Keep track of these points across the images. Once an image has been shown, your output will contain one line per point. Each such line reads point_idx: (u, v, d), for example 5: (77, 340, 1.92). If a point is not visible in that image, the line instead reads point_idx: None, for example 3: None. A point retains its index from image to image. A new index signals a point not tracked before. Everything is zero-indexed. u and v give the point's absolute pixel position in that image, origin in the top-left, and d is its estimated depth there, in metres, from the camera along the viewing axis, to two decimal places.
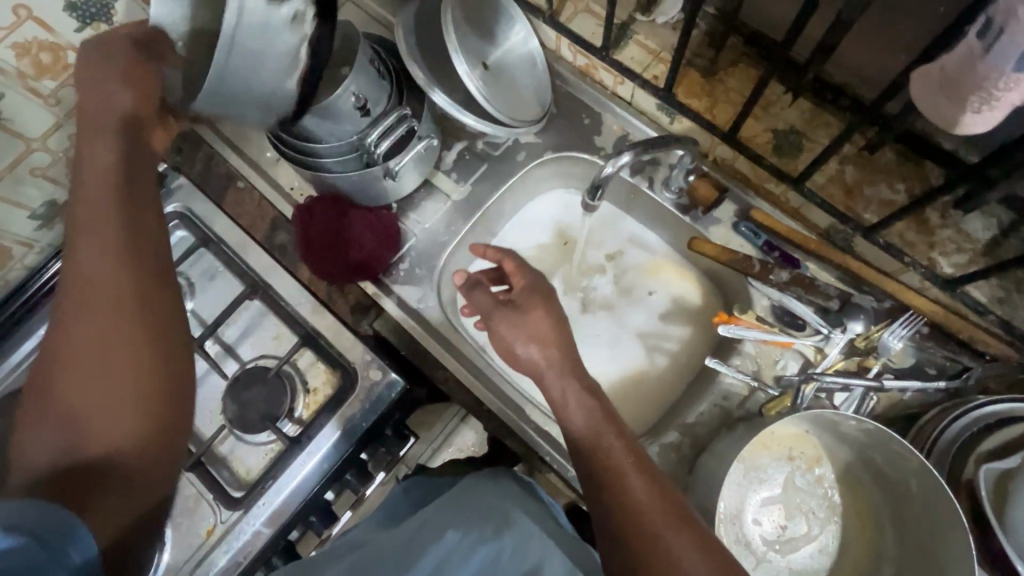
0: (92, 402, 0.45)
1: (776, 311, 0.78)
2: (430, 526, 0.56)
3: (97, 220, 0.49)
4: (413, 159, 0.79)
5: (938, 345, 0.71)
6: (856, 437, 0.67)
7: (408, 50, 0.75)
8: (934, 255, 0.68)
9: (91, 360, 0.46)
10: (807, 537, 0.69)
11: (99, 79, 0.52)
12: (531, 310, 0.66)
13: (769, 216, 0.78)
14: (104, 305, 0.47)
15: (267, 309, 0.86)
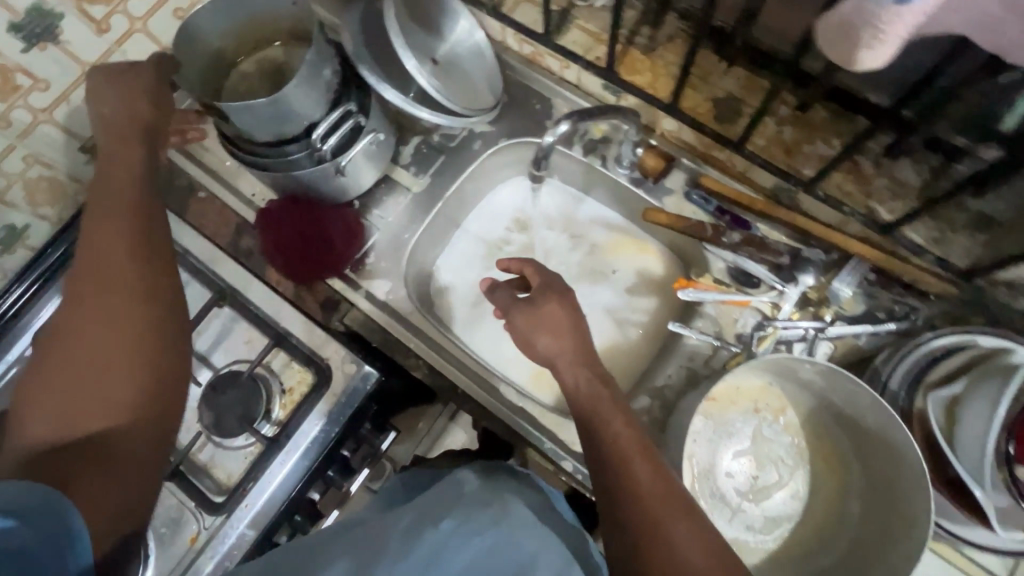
0: (88, 366, 0.52)
1: (732, 272, 0.81)
2: (427, 515, 0.52)
3: (102, 229, 0.59)
4: (362, 154, 0.81)
5: (883, 288, 0.75)
6: (810, 380, 0.70)
7: (356, 55, 0.78)
8: (872, 204, 0.72)
9: (91, 331, 0.53)
10: (780, 488, 0.72)
11: (113, 103, 0.67)
12: (547, 309, 0.64)
13: (718, 182, 0.82)
14: (106, 281, 0.56)
15: (238, 315, 0.85)
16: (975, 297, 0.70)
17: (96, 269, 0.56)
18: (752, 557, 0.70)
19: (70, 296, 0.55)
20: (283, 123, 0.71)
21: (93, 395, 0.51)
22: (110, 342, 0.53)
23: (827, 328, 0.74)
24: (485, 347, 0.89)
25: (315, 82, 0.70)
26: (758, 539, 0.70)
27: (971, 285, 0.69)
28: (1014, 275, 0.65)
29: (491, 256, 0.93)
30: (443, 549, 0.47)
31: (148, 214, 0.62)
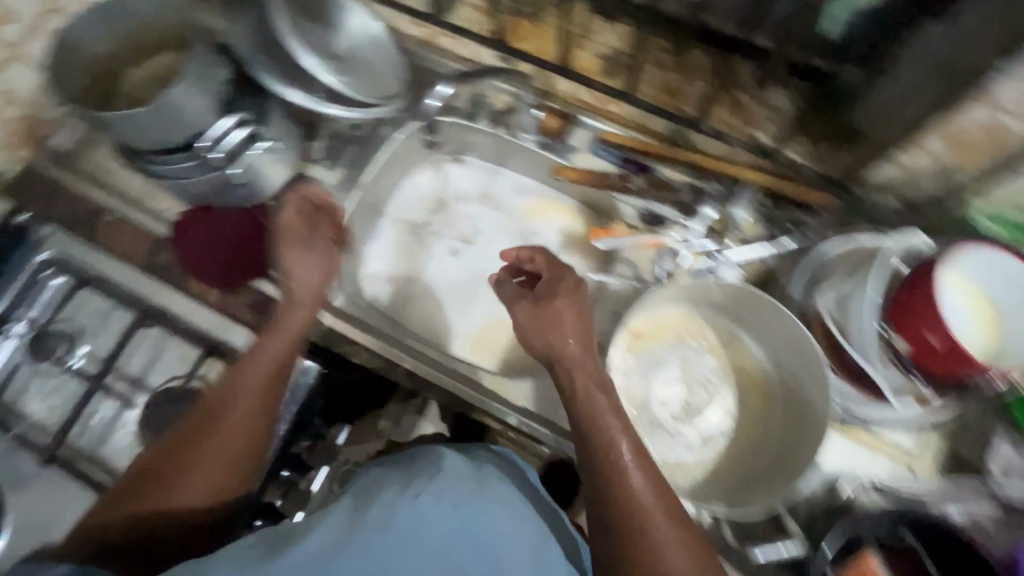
0: (190, 476, 0.61)
1: (643, 216, 0.85)
2: (401, 484, 0.55)
3: (264, 348, 0.69)
4: (259, 162, 0.80)
5: (779, 210, 0.80)
6: (722, 300, 0.75)
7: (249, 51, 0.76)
8: (752, 131, 0.79)
9: (229, 436, 0.63)
10: (711, 407, 0.76)
11: (298, 237, 0.78)
12: (556, 309, 0.65)
13: (619, 135, 0.85)
14: (239, 404, 0.65)
15: (168, 333, 0.83)
16: (855, 206, 0.75)
17: (237, 415, 0.64)
18: (698, 477, 0.74)
19: (236, 403, 0.64)
20: (169, 128, 0.70)
21: (178, 495, 0.61)
22: (208, 481, 0.61)
23: (722, 254, 0.80)
24: (423, 327, 0.90)
25: (204, 88, 0.71)
26: (699, 455, 0.75)
27: (849, 193, 0.75)
28: (879, 178, 0.73)
29: (417, 239, 0.94)
30: (418, 522, 0.51)
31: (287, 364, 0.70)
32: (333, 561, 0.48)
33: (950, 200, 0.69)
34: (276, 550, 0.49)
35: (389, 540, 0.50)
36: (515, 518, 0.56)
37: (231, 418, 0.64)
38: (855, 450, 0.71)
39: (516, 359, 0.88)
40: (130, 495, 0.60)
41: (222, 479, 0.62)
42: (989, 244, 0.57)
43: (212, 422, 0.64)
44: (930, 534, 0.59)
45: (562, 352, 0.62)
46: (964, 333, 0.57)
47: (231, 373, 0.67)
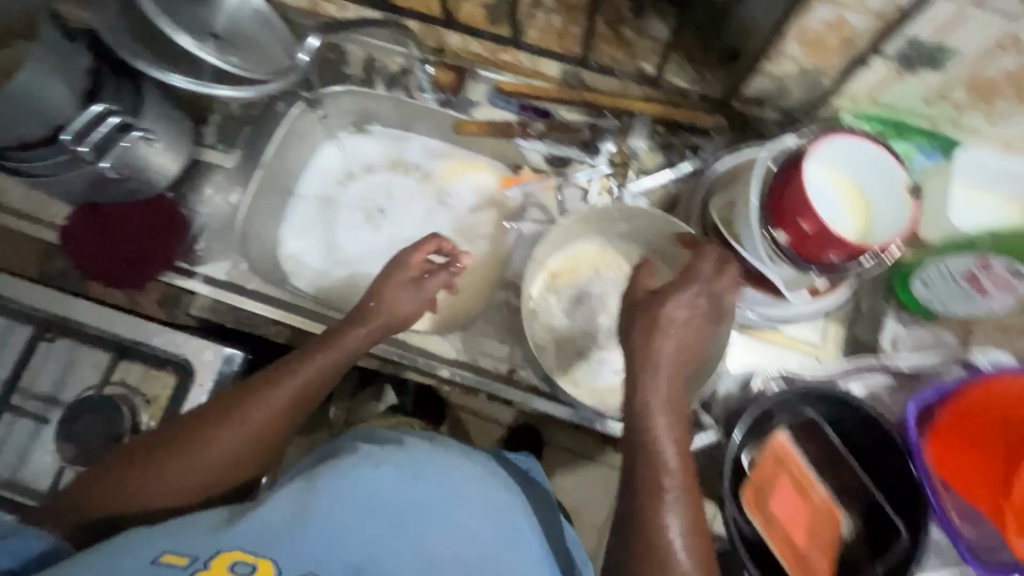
0: (193, 465, 0.56)
1: (549, 159, 0.86)
2: (364, 453, 0.53)
3: (314, 362, 0.63)
4: (133, 153, 0.76)
5: (672, 136, 0.83)
6: (630, 228, 0.78)
7: (115, 39, 0.73)
8: (638, 63, 0.81)
9: (243, 437, 0.58)
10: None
11: (395, 292, 0.70)
12: (663, 316, 0.57)
13: (514, 83, 0.86)
14: (268, 412, 0.59)
15: (75, 343, 0.79)
16: (738, 120, 0.80)
17: (260, 412, 0.59)
18: None
19: (257, 399, 0.59)
20: (27, 121, 0.64)
21: (175, 480, 0.56)
22: (206, 469, 0.57)
23: (625, 188, 0.83)
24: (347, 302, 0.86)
25: (60, 75, 0.64)
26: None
27: (730, 109, 0.80)
28: (753, 91, 0.76)
29: (331, 214, 0.91)
30: (379, 487, 0.50)
31: (325, 385, 0.63)
32: (296, 529, 0.46)
33: (818, 103, 0.73)
34: (234, 516, 0.48)
35: (349, 503, 0.48)
36: (483, 486, 0.55)
37: (252, 414, 0.59)
38: (762, 348, 0.77)
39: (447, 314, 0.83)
40: (124, 467, 0.56)
41: (220, 472, 0.58)
42: (861, 136, 0.61)
43: (228, 412, 0.59)
44: (831, 407, 0.65)
45: (662, 375, 0.55)
46: (834, 217, 0.63)
47: (266, 376, 0.61)
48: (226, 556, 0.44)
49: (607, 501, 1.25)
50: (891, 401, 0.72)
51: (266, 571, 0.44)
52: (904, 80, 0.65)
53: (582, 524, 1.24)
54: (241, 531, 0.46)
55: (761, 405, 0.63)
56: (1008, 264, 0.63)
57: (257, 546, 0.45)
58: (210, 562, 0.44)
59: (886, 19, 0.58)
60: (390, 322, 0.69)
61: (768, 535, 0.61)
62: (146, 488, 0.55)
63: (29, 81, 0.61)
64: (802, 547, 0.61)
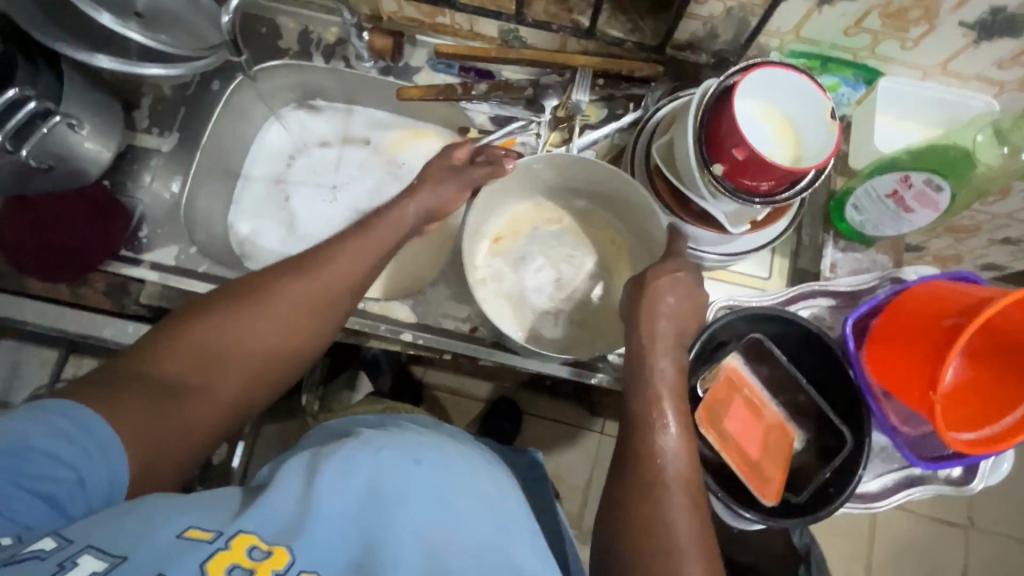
0: (246, 341, 0.55)
1: (495, 120, 0.88)
2: (363, 440, 0.53)
3: (358, 239, 0.62)
4: (56, 141, 0.71)
5: (613, 88, 0.85)
6: (563, 180, 0.79)
7: (25, 17, 0.69)
8: (575, 16, 0.80)
9: (294, 312, 0.57)
10: (580, 280, 0.81)
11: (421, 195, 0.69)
12: (656, 281, 0.61)
13: (451, 45, 0.85)
14: (318, 285, 0.58)
15: (22, 341, 0.79)
16: (674, 67, 0.83)
17: (326, 276, 0.59)
18: None
19: (320, 264, 0.59)
20: None
21: (229, 357, 0.54)
22: (273, 330, 0.56)
23: (572, 143, 0.84)
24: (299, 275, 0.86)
25: None
26: (587, 328, 0.80)
27: (667, 56, 0.82)
28: (685, 36, 0.78)
29: (286, 193, 0.90)
30: (381, 468, 0.49)
31: (382, 259, 0.64)
32: (306, 515, 0.45)
33: (745, 44, 0.76)
34: (248, 502, 0.46)
35: (353, 486, 0.48)
36: (484, 473, 0.55)
37: (302, 287, 0.58)
38: (713, 285, 0.81)
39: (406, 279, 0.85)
40: (168, 344, 0.53)
41: (284, 338, 0.57)
42: (786, 66, 0.63)
43: (291, 275, 0.58)
44: (779, 327, 0.68)
45: (660, 339, 0.59)
46: (768, 148, 0.66)
47: (311, 253, 0.61)
48: (243, 538, 0.42)
49: (588, 462, 1.29)
50: (833, 320, 0.76)
51: (281, 557, 0.42)
52: (822, 13, 0.68)
53: (566, 485, 1.27)
54: (255, 515, 0.44)
55: (709, 330, 0.66)
56: (924, 176, 0.66)
57: (273, 533, 0.43)
58: (231, 540, 0.42)
59: None
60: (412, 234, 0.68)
61: (725, 451, 0.64)
62: (196, 359, 0.53)
63: None
64: (755, 457, 0.65)
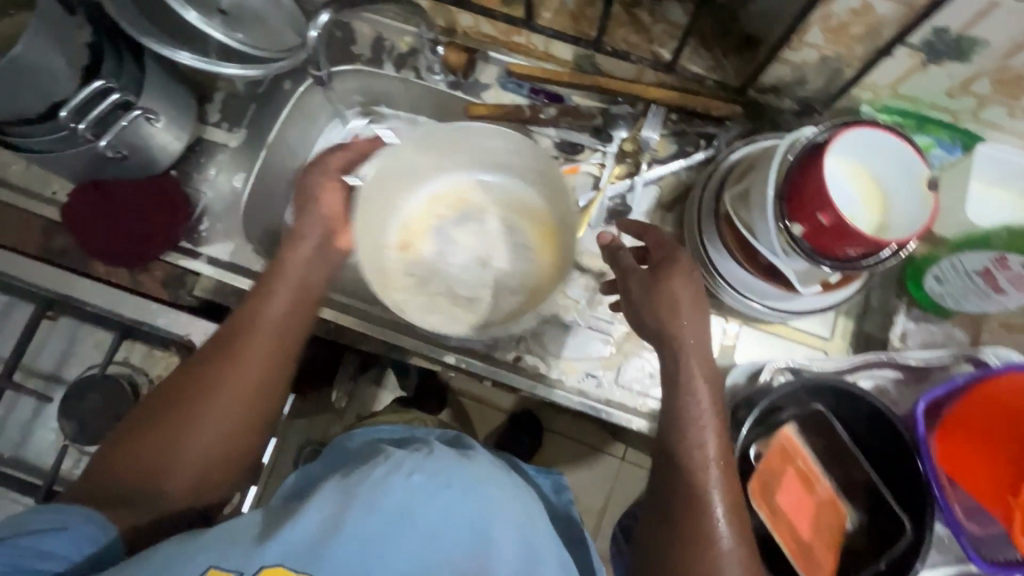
0: (203, 424, 0.60)
1: (559, 145, 0.85)
2: (394, 461, 0.51)
3: (282, 301, 0.66)
4: (132, 133, 0.72)
5: (686, 124, 0.82)
6: (439, 159, 0.80)
7: (116, 9, 0.70)
8: (655, 48, 0.79)
9: (238, 385, 0.62)
10: (503, 254, 0.79)
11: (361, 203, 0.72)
12: (692, 320, 0.61)
13: (525, 65, 0.85)
14: (253, 354, 0.63)
15: (77, 321, 0.81)
16: (754, 109, 0.79)
17: (250, 357, 0.62)
18: (634, 387, 0.78)
19: (242, 345, 0.63)
20: (22, 95, 0.61)
21: (190, 444, 0.59)
22: (218, 416, 0.61)
23: (638, 176, 0.82)
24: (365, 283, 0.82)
25: (50, 48, 0.60)
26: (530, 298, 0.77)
27: (748, 98, 0.78)
28: (771, 80, 0.75)
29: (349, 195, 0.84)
30: (412, 498, 0.48)
31: (301, 316, 0.67)
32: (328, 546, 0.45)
33: (835, 94, 0.72)
34: (275, 527, 0.47)
35: (383, 512, 0.47)
36: (514, 498, 0.54)
37: (242, 361, 0.62)
38: (767, 339, 0.79)
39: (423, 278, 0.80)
40: (129, 446, 0.59)
41: (227, 424, 0.61)
42: (882, 127, 0.60)
43: (219, 362, 0.62)
44: (845, 403, 0.64)
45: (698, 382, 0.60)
46: (851, 210, 0.63)
47: (236, 323, 0.64)
48: (268, 573, 0.44)
49: (606, 486, 1.26)
50: (897, 394, 0.72)
51: None
52: (927, 71, 0.64)
53: (580, 508, 1.25)
54: (274, 549, 0.45)
55: (768, 398, 0.63)
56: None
57: (299, 563, 0.44)
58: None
59: (915, 10, 0.56)
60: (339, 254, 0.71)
61: (775, 528, 0.61)
62: (162, 455, 0.59)
63: (19, 54, 0.58)
64: (806, 538, 0.62)
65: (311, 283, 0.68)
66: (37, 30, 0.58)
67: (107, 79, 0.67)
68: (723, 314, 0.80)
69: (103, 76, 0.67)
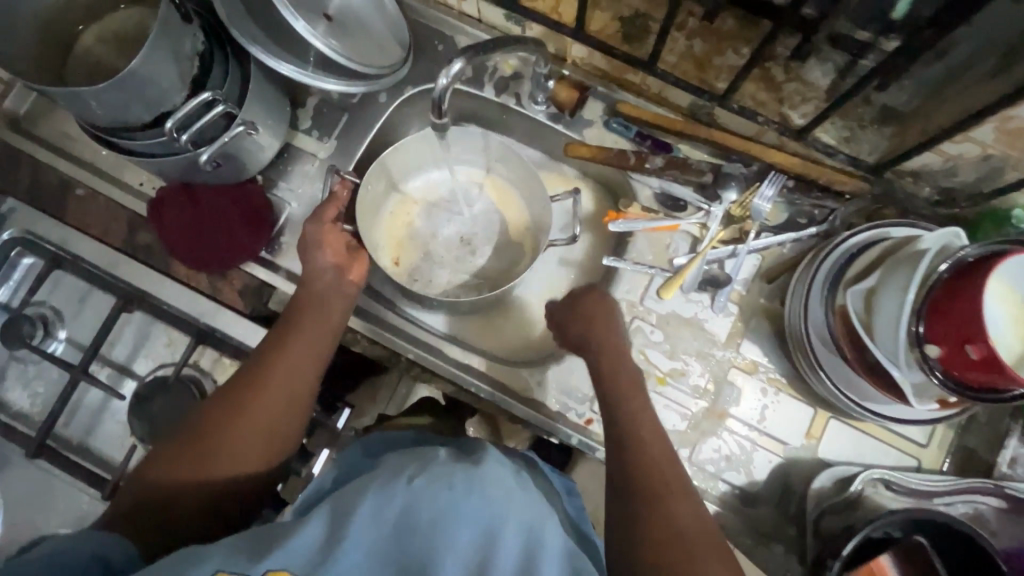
0: (228, 449, 0.60)
1: (659, 197, 0.80)
2: (397, 467, 0.50)
3: (308, 332, 0.69)
4: (230, 146, 0.70)
5: (804, 194, 0.76)
6: (404, 168, 0.86)
7: (228, 15, 0.67)
8: (785, 110, 0.72)
9: (264, 410, 0.63)
10: (479, 231, 0.89)
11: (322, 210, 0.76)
12: (597, 316, 0.69)
13: (634, 106, 0.79)
14: (279, 381, 0.64)
15: (151, 318, 0.81)
16: (885, 190, 0.73)
17: (272, 387, 0.64)
18: (708, 468, 0.74)
19: (264, 375, 0.64)
20: (131, 107, 0.60)
21: (215, 468, 0.59)
22: (244, 440, 0.61)
23: (744, 245, 0.76)
24: (411, 275, 0.86)
25: (161, 59, 0.58)
26: (508, 273, 0.87)
27: (882, 178, 0.72)
28: (914, 164, 0.68)
29: (368, 210, 0.83)
30: (413, 506, 0.46)
31: (325, 346, 0.70)
32: (331, 557, 0.44)
33: (986, 191, 0.66)
34: (281, 532, 0.47)
35: (384, 521, 0.46)
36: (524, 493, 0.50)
37: (267, 388, 0.64)
38: (856, 435, 0.74)
39: (424, 268, 0.87)
40: (154, 467, 0.59)
41: (247, 456, 0.61)
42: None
43: (241, 393, 0.63)
44: (946, 539, 0.60)
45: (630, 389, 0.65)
46: (997, 334, 0.55)
47: (264, 352, 0.67)
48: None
49: None
50: (998, 525, 0.66)
51: None
52: None
53: None
54: (278, 555, 0.44)
55: (867, 527, 0.59)
56: None
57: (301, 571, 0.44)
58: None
59: None
60: (355, 288, 0.75)
61: None
62: (187, 479, 0.58)
63: (135, 68, 0.56)
64: None
65: (333, 315, 0.72)
66: (152, 43, 0.56)
67: (213, 91, 0.65)
68: (811, 404, 0.75)
69: (210, 88, 0.65)
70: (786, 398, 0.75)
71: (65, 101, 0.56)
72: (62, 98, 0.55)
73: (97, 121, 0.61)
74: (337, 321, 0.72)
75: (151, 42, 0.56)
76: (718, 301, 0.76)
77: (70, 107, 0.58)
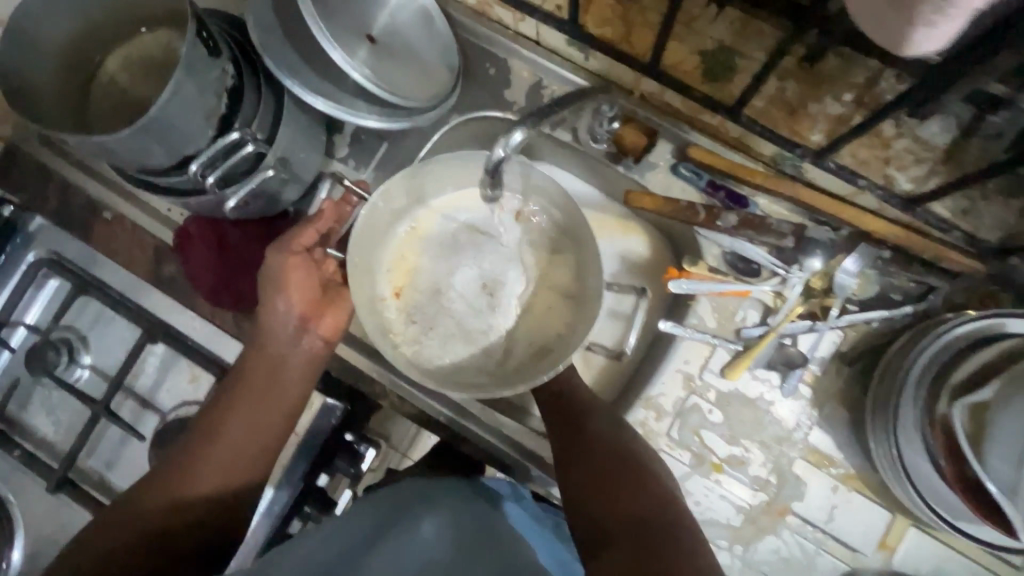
0: (175, 513, 0.59)
1: (729, 260, 0.71)
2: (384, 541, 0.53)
3: (261, 393, 0.66)
4: (260, 189, 0.64)
5: (902, 269, 0.65)
6: (432, 181, 0.70)
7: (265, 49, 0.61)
8: (891, 172, 0.61)
9: (215, 475, 0.62)
10: (508, 276, 0.73)
11: (291, 238, 0.67)
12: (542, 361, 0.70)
13: (707, 152, 0.69)
14: (231, 444, 0.63)
15: (176, 353, 0.77)
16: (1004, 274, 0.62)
17: (221, 453, 0.62)
18: (762, 569, 0.67)
19: (216, 439, 0.63)
20: (156, 152, 0.55)
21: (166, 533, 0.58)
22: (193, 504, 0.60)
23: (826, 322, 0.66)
24: (416, 319, 0.72)
25: (187, 98, 0.53)
26: (544, 329, 0.73)
27: (1002, 262, 0.61)
28: None
29: (370, 231, 0.68)
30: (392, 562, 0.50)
31: (283, 404, 0.67)
32: None
33: None
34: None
35: None
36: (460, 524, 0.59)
37: (217, 453, 0.63)
38: (938, 550, 0.65)
39: (444, 306, 0.72)
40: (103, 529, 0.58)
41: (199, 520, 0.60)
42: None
43: (189, 464, 0.62)
44: None
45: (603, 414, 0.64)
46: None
47: (219, 414, 0.65)
48: None
49: None
50: None
51: None
52: None
53: None
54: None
55: None
56: None
57: None
58: None
59: None
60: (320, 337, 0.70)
61: None
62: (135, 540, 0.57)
63: (156, 110, 0.51)
64: None
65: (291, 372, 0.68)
66: (175, 81, 0.51)
67: (244, 130, 0.59)
68: (888, 507, 0.66)
69: (240, 128, 0.59)
70: (861, 500, 0.67)
71: (85, 147, 0.52)
72: (82, 143, 0.51)
73: (123, 166, 0.57)
74: (296, 377, 0.68)
75: (176, 81, 0.51)
76: (788, 384, 0.68)
77: (92, 152, 0.53)
